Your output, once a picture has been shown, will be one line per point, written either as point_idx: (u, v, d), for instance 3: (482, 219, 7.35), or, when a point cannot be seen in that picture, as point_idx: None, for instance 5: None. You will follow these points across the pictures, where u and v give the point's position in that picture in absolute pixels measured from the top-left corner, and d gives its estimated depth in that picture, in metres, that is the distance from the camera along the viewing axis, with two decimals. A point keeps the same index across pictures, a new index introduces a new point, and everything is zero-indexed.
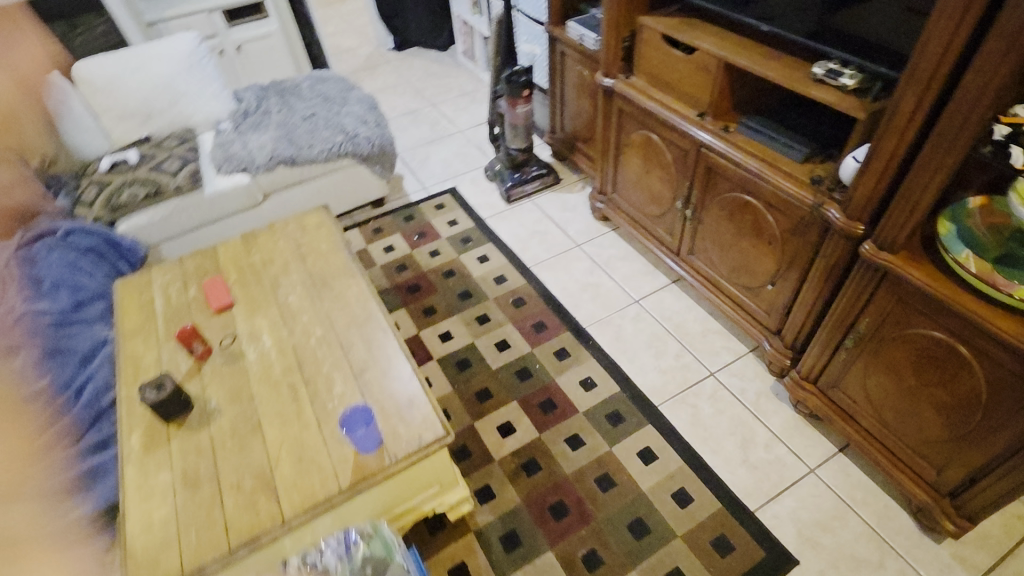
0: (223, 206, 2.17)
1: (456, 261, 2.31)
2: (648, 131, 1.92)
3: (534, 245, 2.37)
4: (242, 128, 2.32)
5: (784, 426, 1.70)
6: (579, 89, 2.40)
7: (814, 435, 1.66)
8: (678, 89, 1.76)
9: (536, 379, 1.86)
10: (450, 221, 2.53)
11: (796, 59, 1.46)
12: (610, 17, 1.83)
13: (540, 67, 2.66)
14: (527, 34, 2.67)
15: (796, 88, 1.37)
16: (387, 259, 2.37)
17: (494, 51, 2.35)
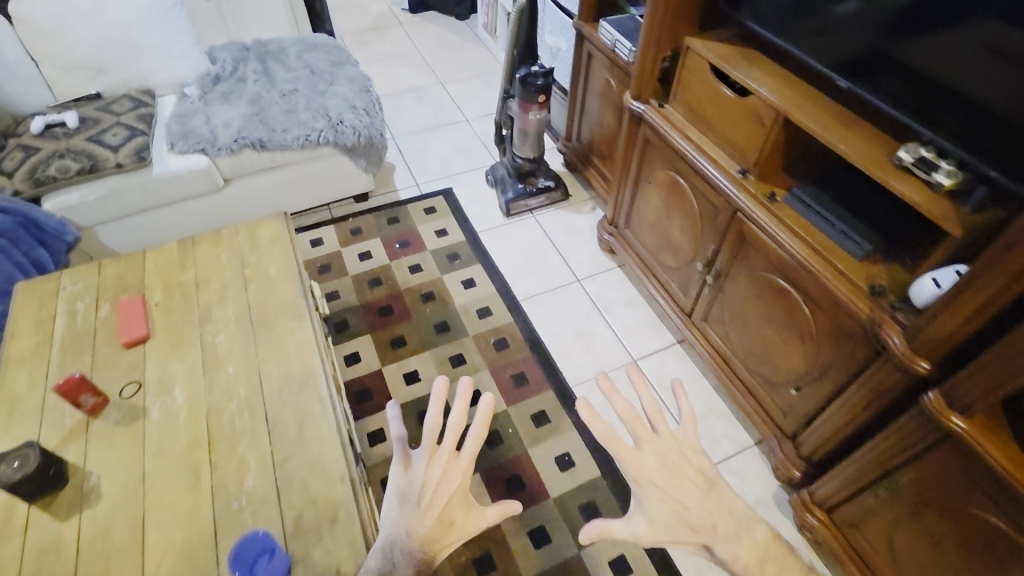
0: (175, 191, 1.88)
1: (438, 283, 2.04)
2: (676, 173, 1.59)
3: (528, 274, 2.08)
4: (209, 97, 2.00)
5: None
6: (603, 100, 2.06)
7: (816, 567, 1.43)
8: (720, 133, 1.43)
9: (506, 447, 1.61)
10: (439, 231, 2.23)
11: (874, 129, 1.14)
12: (651, 30, 1.49)
13: (563, 64, 2.31)
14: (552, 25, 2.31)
15: (874, 172, 1.06)
16: (361, 268, 2.09)
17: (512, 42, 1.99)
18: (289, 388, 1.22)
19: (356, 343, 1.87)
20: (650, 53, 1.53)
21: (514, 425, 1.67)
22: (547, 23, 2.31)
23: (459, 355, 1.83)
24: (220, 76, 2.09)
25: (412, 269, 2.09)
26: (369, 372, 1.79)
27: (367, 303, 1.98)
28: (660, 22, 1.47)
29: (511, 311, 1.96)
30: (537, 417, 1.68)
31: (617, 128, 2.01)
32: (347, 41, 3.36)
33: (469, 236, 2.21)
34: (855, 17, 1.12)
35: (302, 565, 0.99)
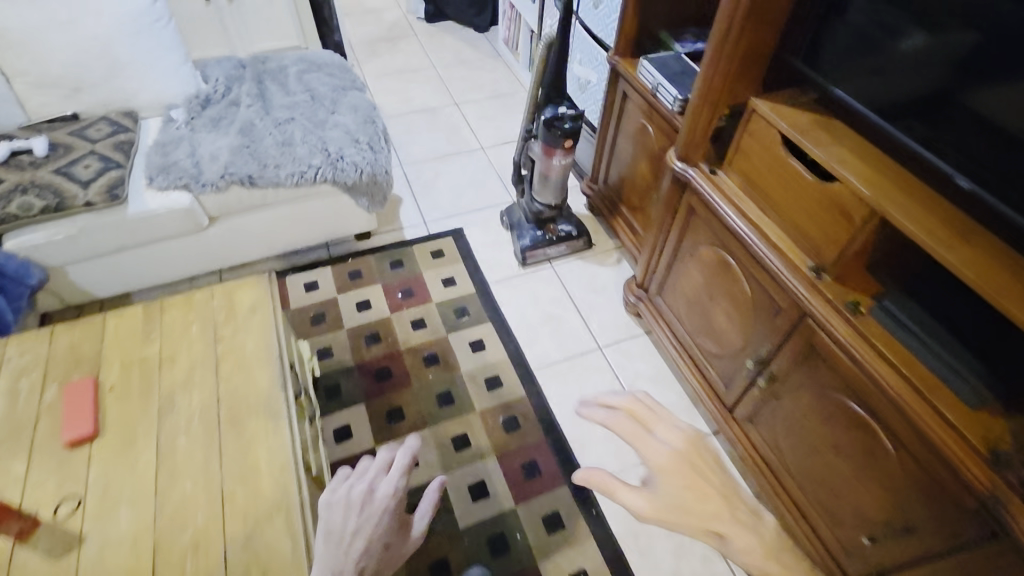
0: (154, 230, 1.66)
1: (443, 343, 1.82)
2: (726, 253, 1.38)
3: (544, 337, 1.86)
4: (198, 125, 1.78)
5: None
6: (637, 148, 1.83)
7: None
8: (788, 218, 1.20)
9: (513, 559, 1.41)
10: (447, 279, 2.01)
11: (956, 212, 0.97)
12: (708, 88, 1.26)
13: (592, 99, 2.07)
14: (581, 53, 2.07)
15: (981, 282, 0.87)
16: (358, 321, 1.87)
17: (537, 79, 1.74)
18: (259, 519, 1.00)
19: (347, 414, 1.65)
20: (704, 114, 1.30)
21: (523, 529, 1.46)
22: (577, 52, 2.07)
23: (464, 436, 1.61)
24: (211, 99, 1.87)
25: (415, 324, 1.87)
26: (361, 451, 1.58)
27: (363, 364, 1.76)
28: (717, 76, 1.24)
29: (523, 382, 1.75)
30: (550, 519, 1.48)
31: (652, 183, 1.78)
32: (357, 50, 3.13)
33: (480, 287, 1.99)
34: (923, 54, 0.95)
35: None
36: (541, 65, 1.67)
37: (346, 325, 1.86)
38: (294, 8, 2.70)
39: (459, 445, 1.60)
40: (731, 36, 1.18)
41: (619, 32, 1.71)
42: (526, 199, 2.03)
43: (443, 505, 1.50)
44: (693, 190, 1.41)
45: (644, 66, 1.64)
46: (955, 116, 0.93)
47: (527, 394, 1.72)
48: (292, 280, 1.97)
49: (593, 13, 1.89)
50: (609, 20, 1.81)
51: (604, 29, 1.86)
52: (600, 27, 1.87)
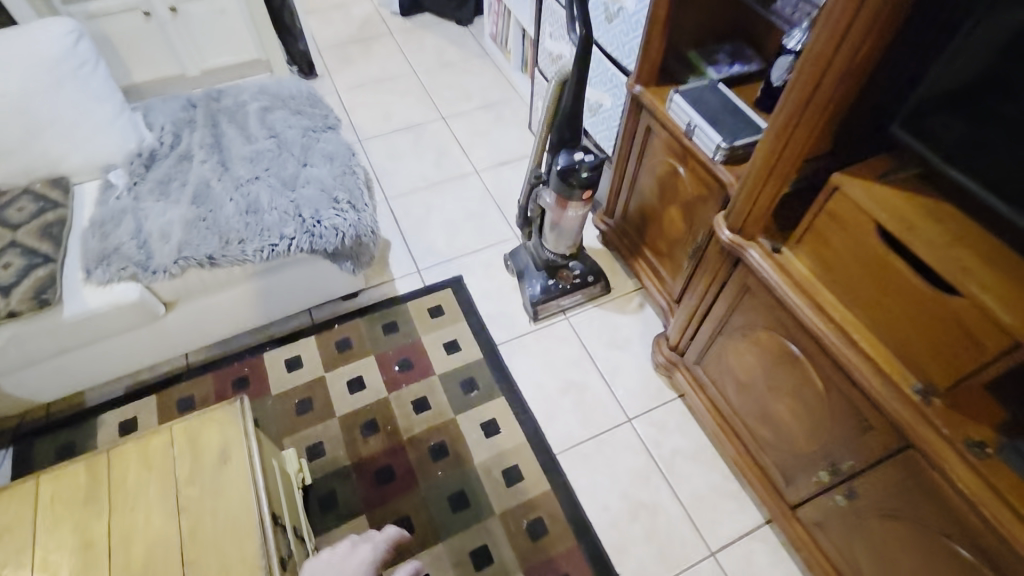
0: (99, 330, 1.39)
1: (451, 428, 1.59)
2: (792, 343, 1.14)
3: (566, 413, 1.64)
4: (142, 192, 1.49)
5: None
6: (664, 192, 1.55)
7: None
8: (883, 324, 0.97)
9: None
10: (449, 343, 1.76)
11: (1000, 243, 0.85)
12: (779, 153, 1.00)
13: (607, 124, 1.78)
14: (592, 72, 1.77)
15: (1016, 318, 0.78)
16: (351, 406, 1.62)
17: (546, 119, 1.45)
18: None
19: (349, 530, 1.44)
20: (769, 182, 1.04)
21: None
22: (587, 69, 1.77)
23: (484, 549, 1.41)
24: (155, 154, 1.56)
25: (417, 406, 1.63)
26: None
27: (361, 463, 1.53)
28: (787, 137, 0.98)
29: (547, 473, 1.53)
30: None
31: (685, 236, 1.52)
32: (326, 57, 2.77)
33: (489, 352, 1.74)
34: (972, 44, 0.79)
35: None
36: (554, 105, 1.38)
37: (338, 413, 1.61)
38: (250, 20, 2.36)
39: (479, 561, 1.39)
40: (809, 91, 0.91)
41: (642, 55, 1.42)
42: (535, 246, 1.76)
43: None
44: (751, 268, 1.16)
45: (676, 100, 1.36)
46: (1008, 113, 0.79)
47: (553, 488, 1.50)
48: (271, 359, 1.70)
49: (609, 28, 1.58)
50: (631, 38, 1.51)
51: (623, 47, 1.56)
52: (618, 44, 1.57)
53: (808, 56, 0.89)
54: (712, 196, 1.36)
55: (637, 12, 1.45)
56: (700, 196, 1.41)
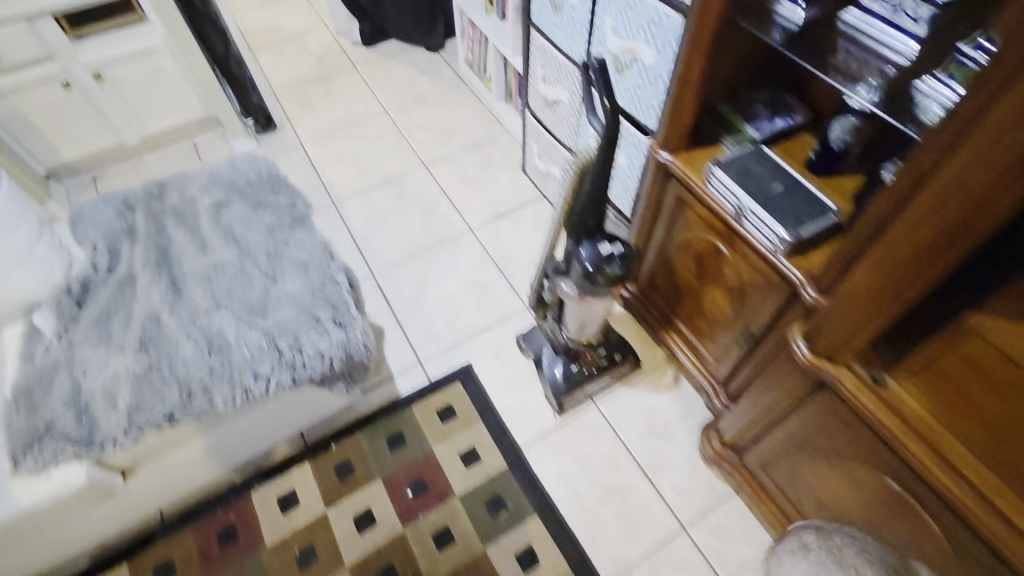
0: (44, 523, 1.12)
1: (481, 564, 1.36)
2: (905, 488, 0.92)
3: (611, 529, 1.41)
4: (78, 337, 1.21)
5: None
6: (702, 270, 1.31)
7: None
8: None
9: None
10: (466, 452, 1.52)
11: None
12: (899, 284, 0.76)
13: (620, 181, 1.53)
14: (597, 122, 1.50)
15: None
16: (363, 551, 1.38)
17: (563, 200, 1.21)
18: None
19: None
20: (874, 316, 0.81)
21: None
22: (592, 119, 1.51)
23: None
24: (91, 284, 1.29)
25: (438, 540, 1.39)
26: None
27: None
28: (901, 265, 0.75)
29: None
30: None
31: (734, 322, 1.29)
32: (285, 102, 2.46)
33: (512, 461, 1.51)
34: None
35: None
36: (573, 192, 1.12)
37: (348, 561, 1.37)
38: (191, 73, 2.03)
39: None
40: (924, 208, 0.69)
41: (665, 119, 1.16)
42: (552, 331, 1.53)
43: None
44: (840, 399, 0.92)
45: (717, 172, 1.11)
46: None
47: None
48: (262, 496, 1.45)
49: (619, 78, 1.32)
50: (649, 92, 1.25)
51: (638, 102, 1.30)
52: (632, 97, 1.31)
53: (940, 179, 0.66)
54: (770, 289, 1.13)
55: (656, 63, 1.19)
56: (754, 285, 1.17)
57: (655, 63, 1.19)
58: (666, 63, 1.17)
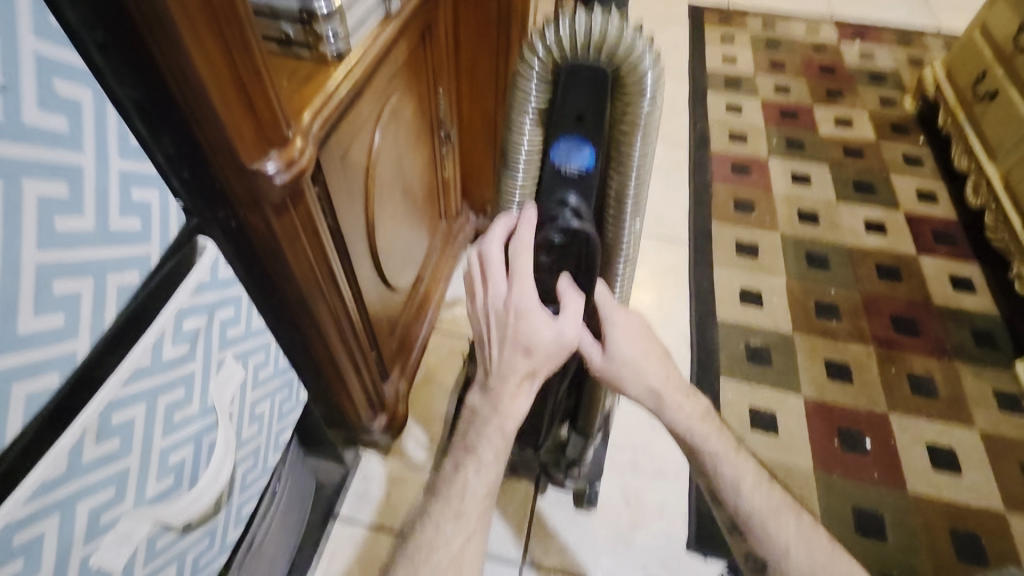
0: None
1: (795, 325, 1.23)
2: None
3: (653, 266, 1.32)
4: None
5: None
6: (393, 167, 0.76)
7: None
8: None
9: (783, 138, 1.65)
10: (759, 426, 1.08)
11: None
12: None
13: (262, 404, 0.58)
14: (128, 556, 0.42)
15: None
16: (941, 427, 1.10)
17: (582, 201, 0.47)
18: None
19: (943, 300, 1.29)
20: None
21: (767, 140, 1.64)
22: (119, 541, 0.40)
23: (799, 220, 1.44)
24: None
25: (848, 375, 1.17)
26: (926, 263, 1.36)
27: (930, 352, 1.21)
28: None
29: (711, 233, 1.40)
30: (735, 137, 1.64)
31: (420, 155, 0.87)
32: None
33: (716, 374, 1.15)
34: None
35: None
36: (655, 144, 0.49)
37: (956, 428, 1.10)
38: None
39: (802, 221, 1.44)
40: None
41: (246, 132, 0.42)
42: (576, 451, 0.78)
43: (839, 192, 1.51)
44: None
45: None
46: None
47: (712, 219, 1.43)
48: None
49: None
50: (103, 210, 0.35)
51: (118, 270, 0.37)
52: (88, 301, 0.35)
53: None
54: (429, 35, 0.79)
55: (27, 121, 0.29)
56: (413, 80, 0.77)
57: (23, 122, 0.29)
58: (58, 89, 0.30)
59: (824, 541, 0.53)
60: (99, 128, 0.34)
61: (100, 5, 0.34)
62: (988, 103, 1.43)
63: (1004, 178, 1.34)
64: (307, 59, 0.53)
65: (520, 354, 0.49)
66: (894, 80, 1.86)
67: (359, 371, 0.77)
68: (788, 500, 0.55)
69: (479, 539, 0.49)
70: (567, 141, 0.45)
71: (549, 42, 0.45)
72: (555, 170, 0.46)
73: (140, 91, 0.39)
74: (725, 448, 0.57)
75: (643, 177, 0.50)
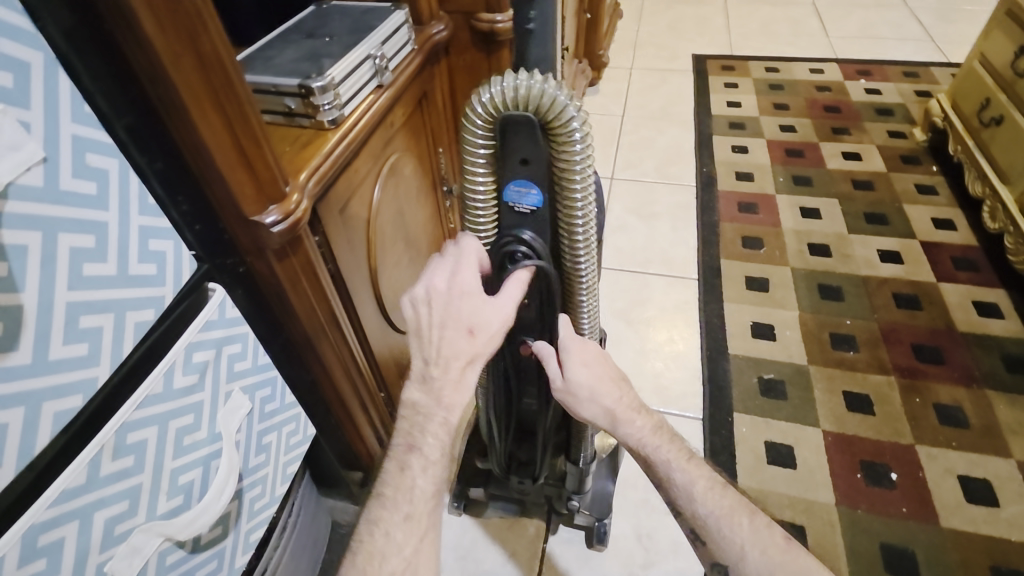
0: None
1: (810, 358, 1.22)
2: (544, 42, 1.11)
3: (661, 304, 1.35)
4: None
5: (620, 83, 2.10)
6: (394, 219, 0.83)
7: (610, 71, 2.16)
8: None
9: (789, 174, 1.68)
10: (774, 460, 1.06)
11: None
12: None
13: (269, 434, 0.63)
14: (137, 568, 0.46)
15: None
16: (974, 458, 1.05)
17: (536, 234, 0.56)
18: None
19: (968, 327, 1.26)
20: None
21: (773, 178, 1.67)
22: (131, 552, 0.45)
23: (810, 252, 1.44)
24: None
25: (869, 407, 1.13)
26: (947, 289, 1.34)
27: (957, 380, 1.17)
28: None
29: (720, 269, 1.41)
30: (741, 176, 1.68)
31: (423, 208, 0.94)
32: None
33: (729, 409, 1.14)
34: None
35: (1009, 21, 1.42)
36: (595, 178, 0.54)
37: (991, 459, 1.05)
38: None
39: (812, 254, 1.44)
40: None
41: (249, 192, 0.50)
42: (575, 480, 0.81)
43: (850, 222, 1.52)
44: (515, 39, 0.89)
45: (332, 74, 0.60)
46: None
47: (720, 256, 1.45)
48: None
49: (24, 387, 0.35)
50: (124, 257, 0.42)
51: (135, 310, 0.43)
52: (109, 333, 0.41)
53: None
54: (427, 101, 0.88)
55: (63, 187, 0.37)
56: (411, 142, 0.85)
57: (60, 188, 0.36)
58: (89, 160, 0.38)
59: (777, 538, 0.55)
60: (122, 192, 0.41)
61: (130, 103, 0.43)
62: (995, 129, 1.43)
63: (1018, 201, 1.32)
64: (308, 127, 0.62)
65: (461, 334, 0.55)
66: (902, 113, 1.87)
67: (367, 410, 0.82)
68: (743, 501, 0.58)
69: (429, 538, 0.56)
70: (515, 186, 0.53)
71: (485, 102, 0.50)
72: (510, 209, 0.55)
73: (162, 161, 0.47)
74: (678, 455, 0.60)
75: (588, 212, 0.55)
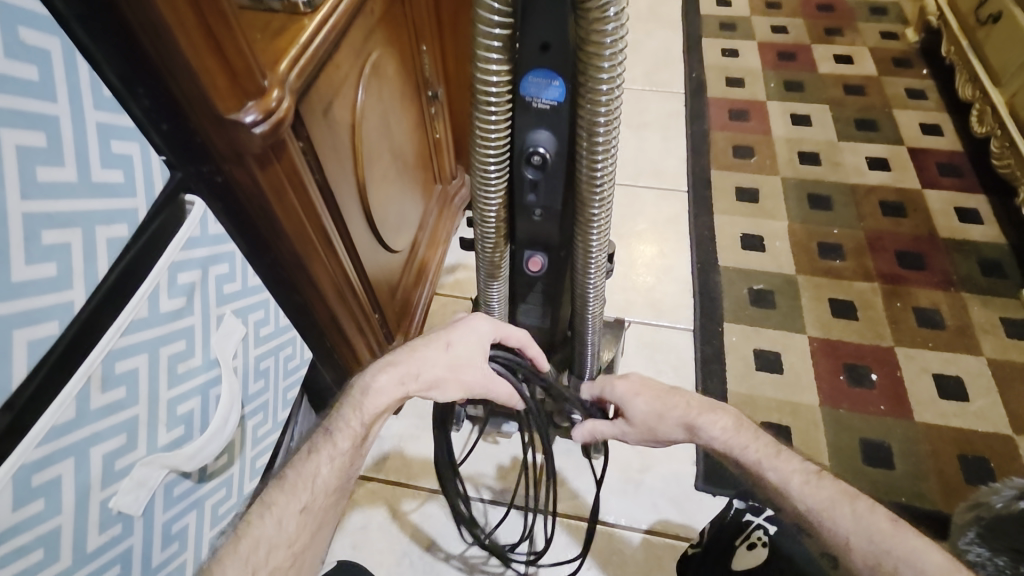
0: None
1: (798, 267, 1.23)
2: None
3: (652, 218, 1.32)
4: None
5: None
6: (378, 127, 0.75)
7: None
8: None
9: (781, 79, 1.61)
10: (762, 365, 1.09)
11: None
12: None
13: (266, 359, 0.60)
14: (144, 503, 0.43)
15: None
16: (948, 357, 1.10)
17: (552, 134, 0.52)
18: None
19: (949, 233, 1.27)
20: None
21: (764, 83, 1.60)
22: (135, 487, 0.42)
23: (800, 160, 1.42)
24: None
25: (853, 312, 1.16)
26: (932, 195, 1.34)
27: (936, 285, 1.20)
28: None
29: (710, 180, 1.38)
30: (732, 82, 1.61)
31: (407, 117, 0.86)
32: None
33: (719, 319, 1.15)
34: None
35: None
36: (623, 72, 0.48)
37: (963, 357, 1.10)
38: None
39: (803, 162, 1.41)
40: None
41: (222, 83, 0.42)
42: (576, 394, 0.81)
43: (840, 129, 1.48)
44: None
45: None
46: None
47: (710, 166, 1.41)
48: None
49: None
50: (84, 161, 0.35)
51: (105, 226, 0.38)
52: (79, 251, 0.36)
53: None
54: None
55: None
56: (391, 38, 0.75)
57: None
58: (24, 37, 0.31)
59: (885, 524, 0.51)
60: (70, 80, 0.34)
61: None
62: (992, 27, 1.38)
63: (1009, 103, 1.30)
64: (280, 11, 0.53)
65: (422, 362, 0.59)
66: (896, 13, 1.79)
67: (353, 336, 0.76)
68: (843, 489, 0.54)
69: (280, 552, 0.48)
70: (535, 76, 0.49)
71: None
72: (527, 104, 0.50)
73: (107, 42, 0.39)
74: (766, 452, 0.57)
75: (614, 109, 0.50)
